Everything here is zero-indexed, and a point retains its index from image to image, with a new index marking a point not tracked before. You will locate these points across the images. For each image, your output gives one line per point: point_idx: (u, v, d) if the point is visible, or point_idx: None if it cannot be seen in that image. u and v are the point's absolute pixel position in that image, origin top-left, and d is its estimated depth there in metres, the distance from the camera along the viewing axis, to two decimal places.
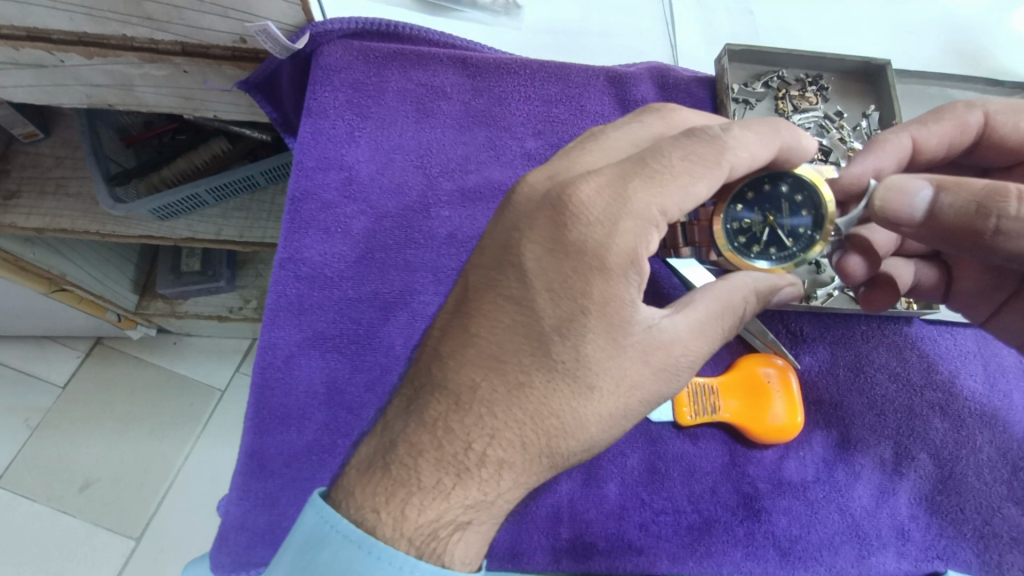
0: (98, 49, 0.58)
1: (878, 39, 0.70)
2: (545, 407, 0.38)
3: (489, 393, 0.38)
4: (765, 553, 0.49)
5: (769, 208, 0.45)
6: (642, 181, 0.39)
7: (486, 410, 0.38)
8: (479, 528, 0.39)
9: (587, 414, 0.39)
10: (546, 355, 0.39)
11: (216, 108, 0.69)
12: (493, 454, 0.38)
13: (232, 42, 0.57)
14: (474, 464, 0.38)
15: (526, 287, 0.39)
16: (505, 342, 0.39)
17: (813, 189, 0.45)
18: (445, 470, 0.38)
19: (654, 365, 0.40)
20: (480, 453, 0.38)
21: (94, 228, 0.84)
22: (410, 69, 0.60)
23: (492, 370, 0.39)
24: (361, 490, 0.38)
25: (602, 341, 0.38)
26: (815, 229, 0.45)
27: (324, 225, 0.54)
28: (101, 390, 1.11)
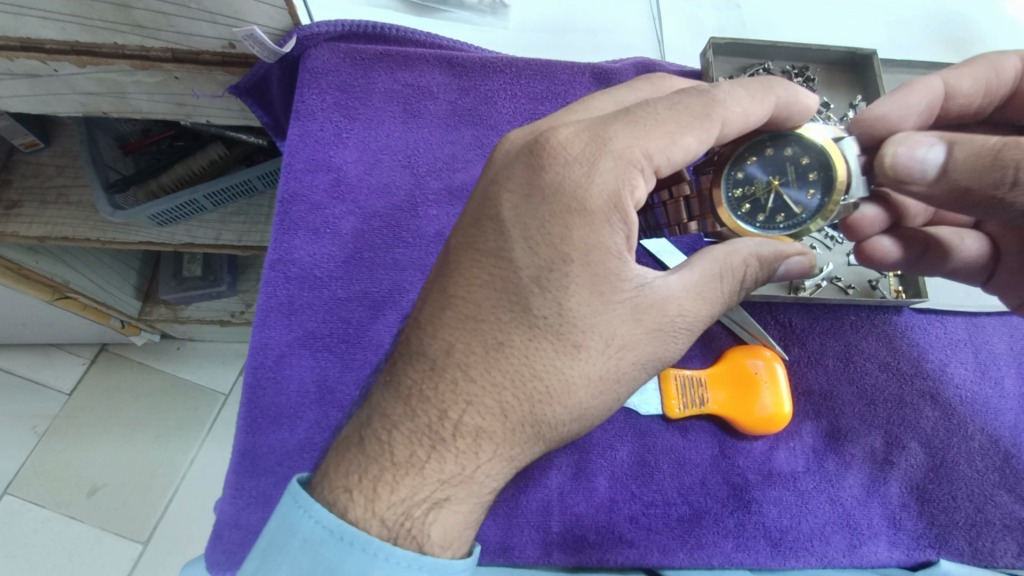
0: (90, 58, 0.59)
1: (868, 30, 0.70)
2: (521, 371, 0.39)
3: (465, 356, 0.39)
4: (755, 544, 0.49)
5: (774, 173, 0.44)
6: (623, 156, 0.39)
7: (462, 375, 0.39)
8: (457, 508, 0.39)
9: (563, 384, 0.39)
10: (526, 312, 0.39)
11: (209, 114, 0.70)
12: (470, 422, 0.39)
13: (221, 48, 0.58)
14: (450, 434, 0.39)
15: (502, 262, 0.40)
16: (483, 300, 0.40)
17: (819, 149, 0.42)
18: (419, 442, 0.39)
19: (629, 336, 0.40)
20: (455, 421, 0.39)
21: (94, 235, 0.85)
22: (397, 70, 0.60)
23: (470, 330, 0.39)
24: (343, 473, 0.39)
25: (586, 294, 0.39)
26: (825, 195, 0.43)
27: (313, 226, 0.55)
28: (107, 396, 1.12)
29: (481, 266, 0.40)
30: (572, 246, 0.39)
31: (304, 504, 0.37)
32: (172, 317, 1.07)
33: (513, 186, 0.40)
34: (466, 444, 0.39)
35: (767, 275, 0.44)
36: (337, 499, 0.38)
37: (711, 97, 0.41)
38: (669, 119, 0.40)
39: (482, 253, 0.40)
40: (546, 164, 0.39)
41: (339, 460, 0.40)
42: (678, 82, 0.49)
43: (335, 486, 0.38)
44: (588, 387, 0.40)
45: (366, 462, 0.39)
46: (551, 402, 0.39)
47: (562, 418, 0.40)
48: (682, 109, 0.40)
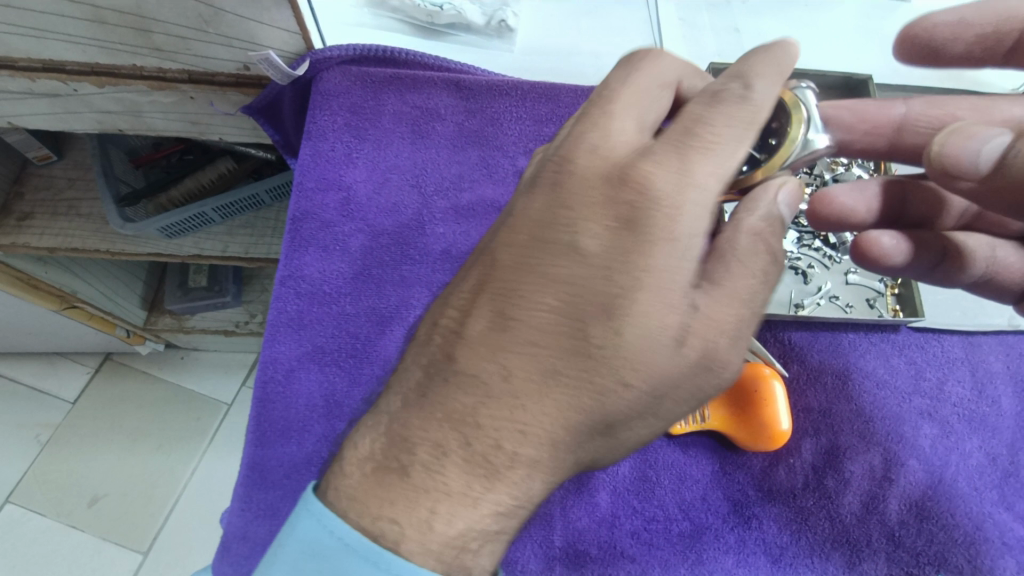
0: (109, 79, 0.61)
1: (863, 56, 0.72)
2: (577, 406, 0.38)
3: (521, 386, 0.38)
4: (756, 560, 0.50)
5: None
6: (692, 179, 0.37)
7: (518, 408, 0.38)
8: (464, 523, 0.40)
9: (610, 421, 0.38)
10: (586, 343, 0.37)
11: (221, 131, 0.72)
12: (524, 456, 0.38)
13: (236, 70, 0.60)
14: (505, 466, 0.38)
15: (567, 286, 0.38)
16: (544, 328, 0.38)
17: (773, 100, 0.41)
18: (474, 472, 0.38)
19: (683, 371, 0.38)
20: (510, 452, 0.38)
21: (104, 247, 0.87)
22: (406, 92, 0.62)
23: (527, 360, 0.38)
24: (375, 498, 0.39)
25: (654, 327, 0.36)
26: (782, 136, 0.40)
27: (323, 243, 0.56)
28: (112, 405, 1.13)
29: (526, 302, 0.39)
30: (646, 270, 0.36)
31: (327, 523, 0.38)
32: (178, 327, 1.08)
33: (521, 210, 0.42)
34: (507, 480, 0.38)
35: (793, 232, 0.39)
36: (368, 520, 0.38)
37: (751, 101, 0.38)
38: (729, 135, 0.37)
39: (526, 279, 0.39)
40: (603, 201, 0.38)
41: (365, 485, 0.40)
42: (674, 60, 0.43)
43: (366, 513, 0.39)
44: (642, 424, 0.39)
45: (399, 490, 0.39)
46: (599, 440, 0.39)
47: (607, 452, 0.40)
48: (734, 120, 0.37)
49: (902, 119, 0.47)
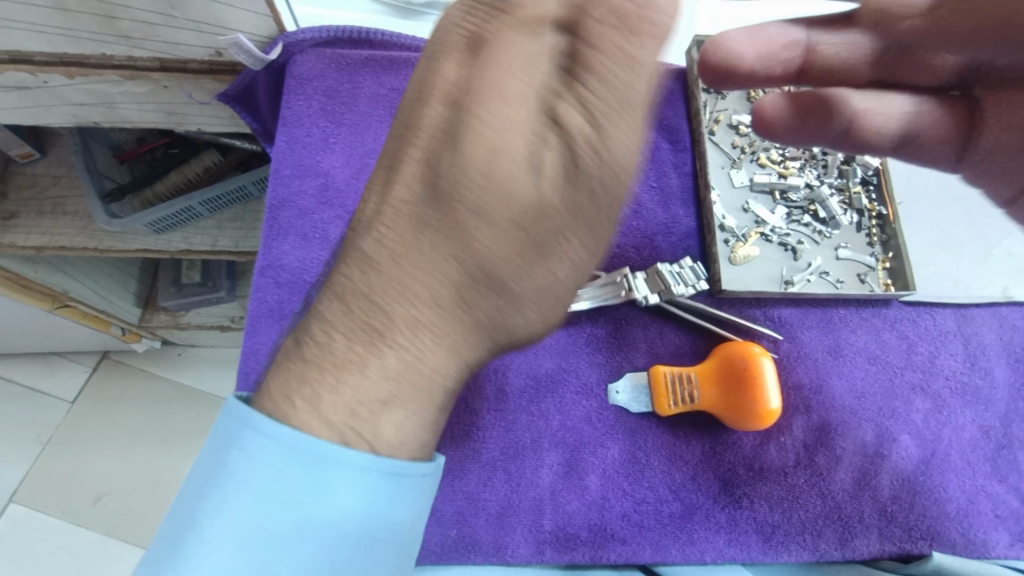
0: (78, 69, 0.59)
1: None
2: (455, 246, 0.34)
3: (394, 241, 0.35)
4: (747, 539, 0.49)
5: None
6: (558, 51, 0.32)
7: (393, 262, 0.35)
8: None
9: (488, 266, 0.34)
10: (437, 193, 0.34)
11: (199, 121, 0.70)
12: (402, 313, 0.35)
13: (209, 55, 0.59)
14: (388, 329, 0.36)
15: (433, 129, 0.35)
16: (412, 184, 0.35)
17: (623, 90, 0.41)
18: (358, 338, 0.36)
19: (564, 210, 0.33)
20: (389, 313, 0.36)
21: (92, 245, 0.86)
22: (383, 74, 0.61)
23: (399, 214, 0.35)
24: (282, 394, 0.37)
25: (521, 148, 0.32)
26: None
27: (302, 232, 0.55)
28: (111, 403, 1.13)
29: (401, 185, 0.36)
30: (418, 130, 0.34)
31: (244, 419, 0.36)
32: (173, 323, 1.08)
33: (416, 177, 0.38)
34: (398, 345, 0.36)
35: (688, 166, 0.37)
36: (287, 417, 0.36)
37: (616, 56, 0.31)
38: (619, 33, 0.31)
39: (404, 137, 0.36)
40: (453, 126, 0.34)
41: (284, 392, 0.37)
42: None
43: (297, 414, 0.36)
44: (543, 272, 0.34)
45: (303, 380, 0.36)
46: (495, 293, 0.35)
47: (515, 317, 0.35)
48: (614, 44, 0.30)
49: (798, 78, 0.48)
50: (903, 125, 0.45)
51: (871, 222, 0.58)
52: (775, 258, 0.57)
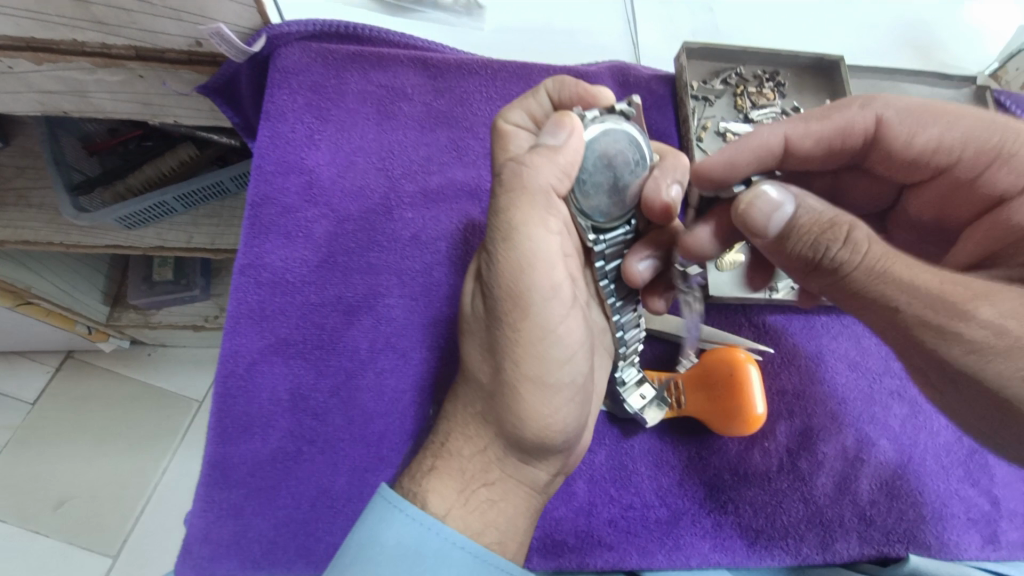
0: (48, 55, 0.57)
1: (838, 36, 0.72)
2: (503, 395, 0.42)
3: (478, 374, 0.44)
4: (732, 544, 0.49)
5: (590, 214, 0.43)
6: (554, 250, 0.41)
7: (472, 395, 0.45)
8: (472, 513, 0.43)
9: (513, 424, 0.42)
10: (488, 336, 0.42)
11: (176, 113, 0.68)
12: (474, 439, 0.45)
13: (187, 46, 0.57)
14: (471, 444, 0.45)
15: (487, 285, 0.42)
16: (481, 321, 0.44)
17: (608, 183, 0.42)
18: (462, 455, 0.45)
19: (483, 368, 0.44)
20: (457, 436, 0.45)
21: (58, 239, 0.82)
22: (370, 71, 0.59)
23: (480, 342, 0.44)
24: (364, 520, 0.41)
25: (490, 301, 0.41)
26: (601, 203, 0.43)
27: (285, 230, 0.54)
28: (75, 405, 1.08)
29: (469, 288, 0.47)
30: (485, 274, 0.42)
31: (398, 505, 0.40)
32: (143, 322, 1.04)
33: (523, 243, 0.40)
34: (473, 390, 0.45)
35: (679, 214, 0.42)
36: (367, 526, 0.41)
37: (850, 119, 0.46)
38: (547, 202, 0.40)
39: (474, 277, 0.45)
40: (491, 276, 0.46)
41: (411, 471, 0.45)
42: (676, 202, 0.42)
43: (417, 487, 0.43)
44: (550, 354, 0.41)
45: (427, 464, 0.44)
46: (502, 357, 0.41)
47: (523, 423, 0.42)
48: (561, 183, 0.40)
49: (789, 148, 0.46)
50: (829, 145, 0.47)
51: None
52: None
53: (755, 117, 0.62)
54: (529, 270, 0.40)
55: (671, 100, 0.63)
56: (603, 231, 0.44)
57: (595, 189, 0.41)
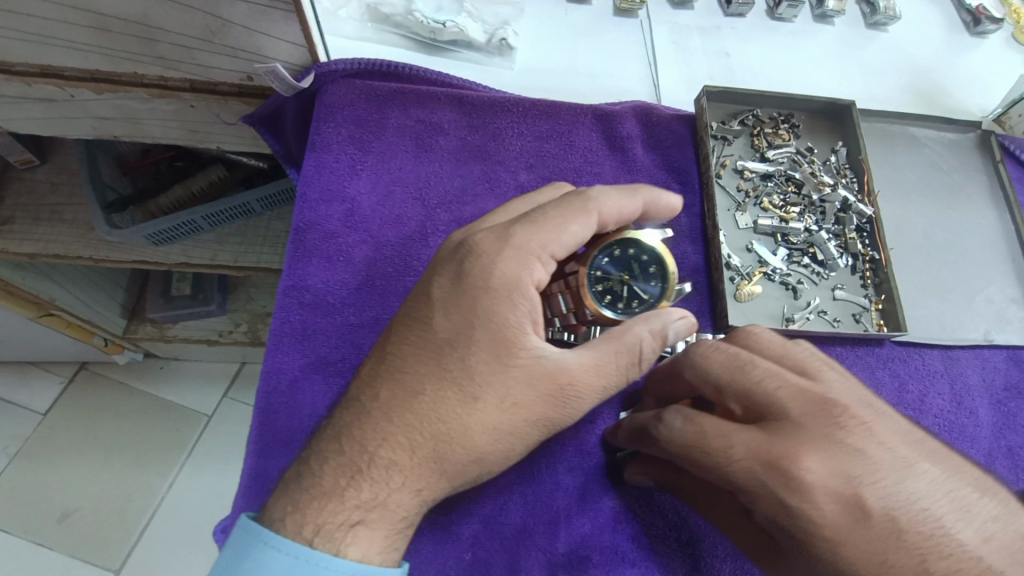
0: (108, 86, 0.61)
1: (846, 81, 0.76)
2: (429, 415, 0.45)
3: (387, 400, 0.46)
4: (751, 566, 0.52)
5: (625, 269, 0.54)
6: (510, 279, 0.47)
7: (384, 418, 0.46)
8: (374, 525, 0.44)
9: (468, 453, 0.46)
10: (440, 365, 0.46)
11: (219, 140, 0.71)
12: (384, 455, 0.45)
13: (240, 80, 0.61)
14: (366, 464, 0.45)
15: (425, 328, 0.48)
16: (410, 356, 0.47)
17: (657, 256, 0.54)
18: (343, 473, 0.45)
19: (486, 417, 0.46)
20: (373, 453, 0.45)
21: (88, 253, 0.86)
22: (410, 107, 0.63)
23: (396, 382, 0.47)
24: (321, 516, 0.44)
25: (486, 355, 0.46)
26: (663, 283, 0.54)
27: (326, 254, 0.57)
28: (87, 416, 1.10)
29: (438, 285, 0.49)
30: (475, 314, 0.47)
31: (258, 535, 0.43)
32: (158, 336, 1.06)
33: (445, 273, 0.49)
34: (480, 359, 0.46)
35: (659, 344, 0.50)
36: (298, 527, 0.43)
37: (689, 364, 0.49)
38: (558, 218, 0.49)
39: (415, 306, 0.49)
40: (465, 262, 0.48)
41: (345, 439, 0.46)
42: (642, 337, 0.49)
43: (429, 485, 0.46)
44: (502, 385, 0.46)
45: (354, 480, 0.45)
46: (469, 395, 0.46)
47: (478, 430, 0.46)
48: (567, 209, 0.49)
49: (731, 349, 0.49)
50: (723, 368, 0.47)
51: (865, 266, 0.63)
52: (777, 295, 0.61)
53: (773, 155, 0.65)
54: (488, 299, 0.47)
55: (692, 138, 0.66)
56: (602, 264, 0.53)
57: (628, 261, 0.54)
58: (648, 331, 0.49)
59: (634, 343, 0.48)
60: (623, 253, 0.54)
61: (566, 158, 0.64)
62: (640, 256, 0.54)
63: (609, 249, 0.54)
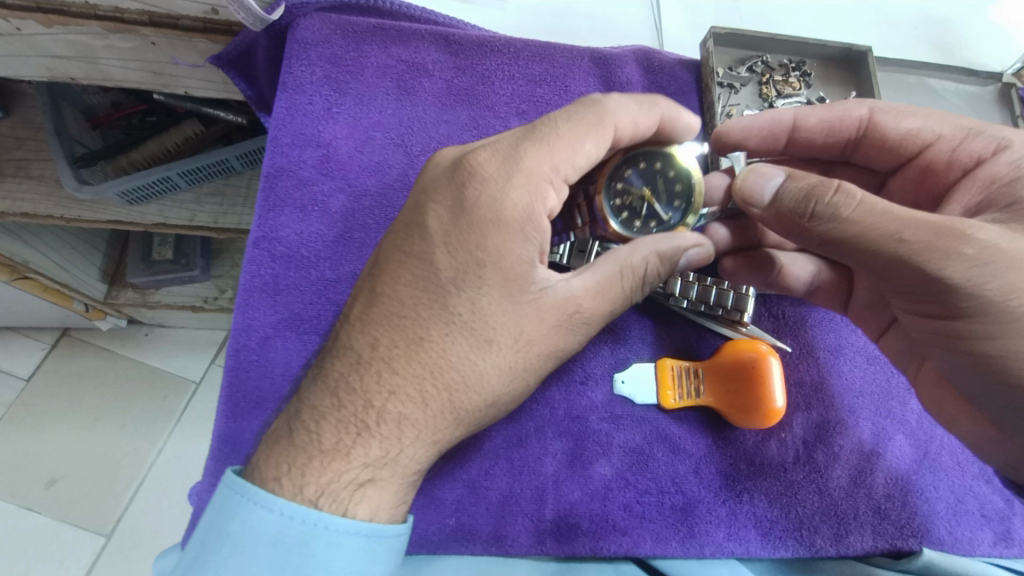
0: (58, 18, 0.55)
1: (864, 28, 0.71)
2: (439, 363, 0.42)
3: (388, 351, 0.42)
4: (746, 534, 0.50)
5: (647, 185, 0.48)
6: (523, 206, 0.41)
7: (385, 368, 0.42)
8: (383, 483, 0.42)
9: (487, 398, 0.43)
10: (444, 309, 0.42)
11: (187, 84, 0.66)
12: (392, 410, 0.41)
13: (203, 13, 0.54)
14: (374, 422, 0.41)
15: (424, 264, 0.43)
16: (408, 297, 0.42)
17: (685, 168, 0.47)
18: (346, 430, 0.41)
19: (495, 365, 0.42)
20: (380, 409, 0.41)
21: (57, 212, 0.79)
22: (391, 45, 0.58)
23: (395, 327, 0.42)
24: (324, 476, 0.40)
25: (497, 295, 0.42)
26: (688, 203, 0.48)
27: (300, 204, 0.53)
28: (70, 383, 1.07)
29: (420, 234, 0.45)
30: (487, 253, 0.41)
31: (243, 492, 0.39)
32: (141, 301, 1.01)
33: (440, 198, 0.43)
34: (492, 301, 0.42)
35: (668, 268, 0.46)
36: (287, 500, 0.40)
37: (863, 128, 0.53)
38: (568, 130, 0.43)
39: (407, 238, 0.44)
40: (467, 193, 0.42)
41: (320, 388, 0.43)
42: (649, 259, 0.45)
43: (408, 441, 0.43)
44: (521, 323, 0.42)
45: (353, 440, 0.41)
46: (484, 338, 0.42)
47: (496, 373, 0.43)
48: (578, 119, 0.43)
49: (851, 117, 0.52)
50: (857, 127, 0.53)
51: None
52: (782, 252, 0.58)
53: (782, 105, 0.61)
54: (498, 228, 0.41)
55: (696, 86, 0.62)
56: (623, 177, 0.48)
57: (650, 175, 0.48)
58: (656, 253, 0.45)
59: (639, 266, 0.45)
60: (651, 166, 0.48)
61: (561, 105, 0.59)
62: (666, 171, 0.48)
63: (635, 163, 0.48)
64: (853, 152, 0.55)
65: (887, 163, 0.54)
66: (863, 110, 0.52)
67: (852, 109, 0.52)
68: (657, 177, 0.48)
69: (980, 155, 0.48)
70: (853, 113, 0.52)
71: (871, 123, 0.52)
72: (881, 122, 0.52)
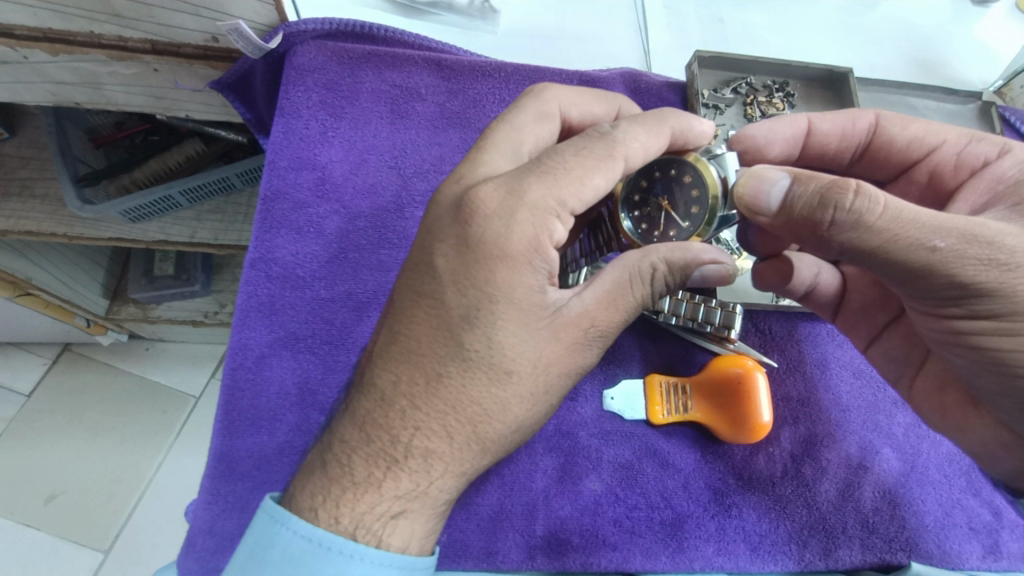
0: (63, 46, 0.56)
1: (845, 49, 0.72)
2: (460, 398, 0.42)
3: (409, 387, 0.42)
4: (736, 548, 0.50)
5: (664, 193, 0.47)
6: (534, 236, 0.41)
7: (408, 404, 0.42)
8: (413, 516, 0.42)
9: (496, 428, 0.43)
10: (460, 346, 0.42)
11: (188, 108, 0.68)
12: (420, 445, 0.42)
13: (204, 41, 0.56)
14: (402, 455, 0.41)
15: (434, 303, 0.42)
16: (422, 335, 0.42)
17: (700, 175, 0.45)
18: (375, 463, 0.42)
19: (507, 404, 0.43)
20: (407, 444, 0.42)
21: (61, 231, 0.81)
22: (385, 71, 0.59)
23: (414, 364, 0.42)
24: (335, 506, 0.41)
25: (513, 325, 0.41)
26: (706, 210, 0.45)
27: (296, 225, 0.54)
28: (71, 398, 1.08)
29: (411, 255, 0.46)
30: (497, 289, 0.41)
31: (282, 518, 0.40)
32: (142, 316, 1.03)
33: (445, 236, 0.43)
34: (508, 333, 0.41)
35: (680, 277, 0.45)
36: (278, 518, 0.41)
37: (870, 135, 0.55)
38: (576, 165, 0.42)
39: (416, 275, 0.44)
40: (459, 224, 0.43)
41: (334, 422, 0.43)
42: (656, 267, 0.44)
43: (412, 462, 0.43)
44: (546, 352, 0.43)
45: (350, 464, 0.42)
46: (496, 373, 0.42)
47: (514, 400, 0.42)
48: (586, 155, 0.42)
49: (863, 122, 0.55)
50: (866, 134, 0.55)
51: None
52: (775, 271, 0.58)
53: None
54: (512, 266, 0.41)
55: (682, 106, 0.64)
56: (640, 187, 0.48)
57: (667, 183, 0.47)
58: (664, 261, 0.44)
59: (647, 271, 0.44)
60: (665, 175, 0.47)
61: None
62: (681, 179, 0.46)
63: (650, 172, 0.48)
64: (860, 160, 0.57)
65: (891, 171, 0.56)
66: (870, 117, 0.55)
67: (861, 116, 0.55)
68: (672, 185, 0.46)
69: (986, 156, 0.50)
70: (864, 119, 0.54)
71: (879, 131, 0.54)
72: (888, 129, 0.54)
